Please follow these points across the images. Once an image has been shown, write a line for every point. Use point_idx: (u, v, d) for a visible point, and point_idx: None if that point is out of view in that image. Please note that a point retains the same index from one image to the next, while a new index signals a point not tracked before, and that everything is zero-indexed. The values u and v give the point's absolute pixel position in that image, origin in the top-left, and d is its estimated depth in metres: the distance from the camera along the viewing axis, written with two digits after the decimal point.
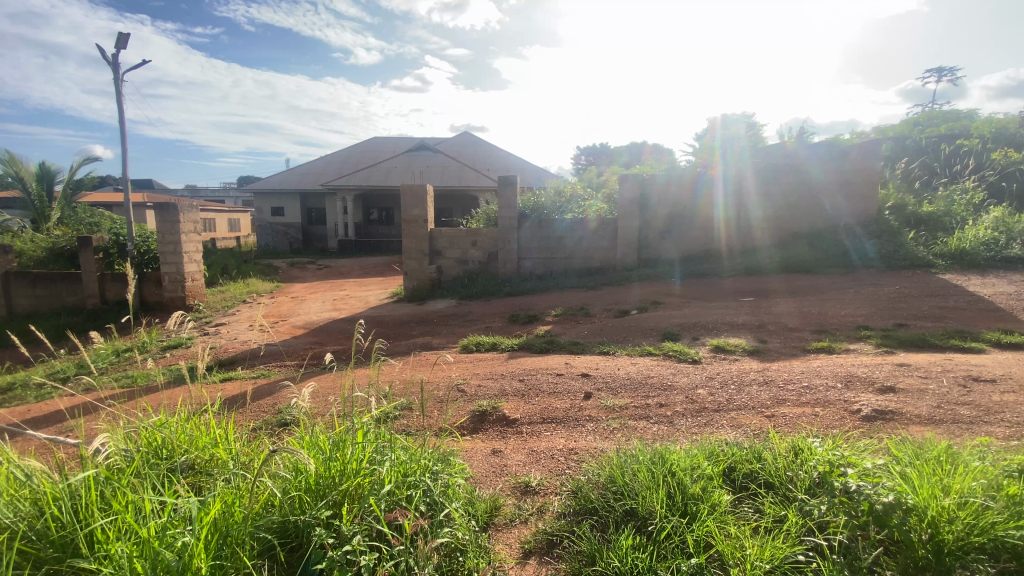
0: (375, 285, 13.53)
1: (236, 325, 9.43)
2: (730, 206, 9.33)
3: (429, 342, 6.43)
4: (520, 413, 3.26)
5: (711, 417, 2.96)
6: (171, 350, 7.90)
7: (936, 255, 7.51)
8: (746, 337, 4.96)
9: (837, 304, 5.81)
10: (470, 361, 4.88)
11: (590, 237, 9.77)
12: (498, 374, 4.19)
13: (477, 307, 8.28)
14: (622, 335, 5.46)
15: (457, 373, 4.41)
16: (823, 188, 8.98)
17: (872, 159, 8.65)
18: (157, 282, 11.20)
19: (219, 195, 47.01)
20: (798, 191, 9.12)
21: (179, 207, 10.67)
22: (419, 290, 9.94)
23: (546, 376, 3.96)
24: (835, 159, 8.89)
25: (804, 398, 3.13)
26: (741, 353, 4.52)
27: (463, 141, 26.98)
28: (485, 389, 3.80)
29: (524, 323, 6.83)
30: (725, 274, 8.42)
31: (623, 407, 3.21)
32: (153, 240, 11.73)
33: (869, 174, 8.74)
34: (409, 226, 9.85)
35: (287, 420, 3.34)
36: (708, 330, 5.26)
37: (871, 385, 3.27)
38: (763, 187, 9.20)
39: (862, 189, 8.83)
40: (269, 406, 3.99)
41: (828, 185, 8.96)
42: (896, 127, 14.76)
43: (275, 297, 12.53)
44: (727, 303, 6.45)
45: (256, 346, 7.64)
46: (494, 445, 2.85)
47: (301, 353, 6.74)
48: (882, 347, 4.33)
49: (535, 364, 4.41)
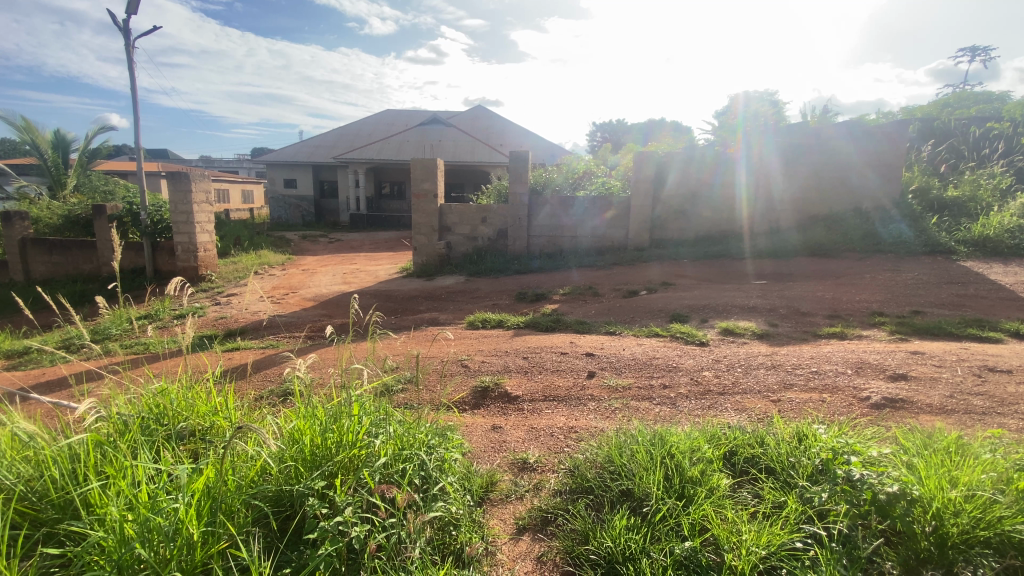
0: (385, 259, 13.60)
1: (247, 295, 9.59)
2: (749, 187, 9.11)
3: (435, 317, 6.47)
4: (522, 390, 3.26)
5: (716, 399, 2.92)
6: (184, 318, 8.15)
7: (958, 242, 7.26)
8: (757, 320, 4.89)
9: (852, 289, 5.67)
10: (474, 337, 4.88)
11: (602, 215, 9.61)
12: (503, 351, 4.17)
13: (485, 284, 8.25)
14: (630, 315, 5.42)
15: (461, 348, 4.41)
16: (849, 170, 8.69)
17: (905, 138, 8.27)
18: (171, 252, 11.40)
19: (232, 165, 47.12)
20: (821, 172, 8.83)
21: (191, 176, 10.74)
22: (429, 265, 9.94)
23: (549, 354, 3.95)
24: (863, 139, 8.53)
25: (812, 383, 3.07)
26: (749, 337, 4.46)
27: (476, 115, 26.57)
28: (487, 365, 3.82)
29: (532, 301, 6.80)
30: (739, 256, 8.27)
31: (627, 387, 3.18)
32: (165, 209, 11.71)
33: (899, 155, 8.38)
34: (419, 201, 9.81)
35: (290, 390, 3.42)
36: (718, 312, 5.18)
37: (883, 372, 3.20)
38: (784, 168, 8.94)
39: (891, 171, 8.48)
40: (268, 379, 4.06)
41: (854, 166, 8.66)
42: (922, 108, 14.26)
43: (285, 269, 12.64)
44: (739, 285, 6.35)
45: (265, 317, 7.77)
46: (495, 421, 2.84)
47: (309, 325, 6.83)
48: (896, 334, 4.23)
49: (540, 342, 4.38)
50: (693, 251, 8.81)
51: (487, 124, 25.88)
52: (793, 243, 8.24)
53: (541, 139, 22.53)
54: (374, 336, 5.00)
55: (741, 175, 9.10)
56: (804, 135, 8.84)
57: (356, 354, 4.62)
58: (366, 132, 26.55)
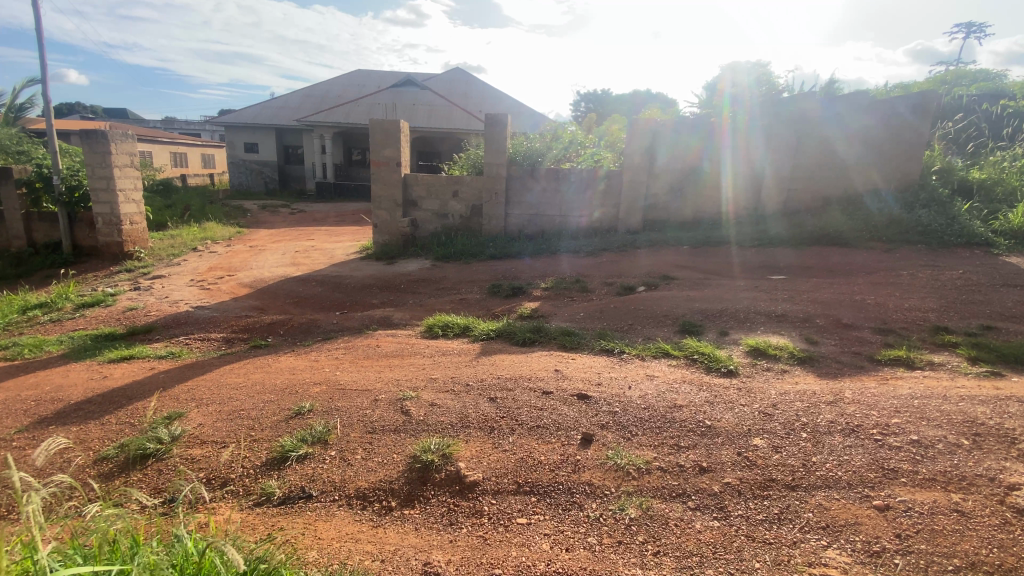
0: (346, 236, 12.19)
1: (176, 280, 8.21)
2: (744, 167, 8.06)
3: (387, 316, 5.28)
4: (482, 470, 2.12)
5: (788, 507, 1.84)
6: (88, 309, 6.79)
7: (996, 233, 6.32)
8: (791, 334, 3.84)
9: (894, 291, 4.66)
10: (429, 354, 3.72)
11: (590, 193, 8.44)
12: (463, 385, 3.01)
13: (454, 272, 7.01)
14: (627, 322, 4.31)
15: (408, 377, 3.25)
16: (860, 145, 7.56)
17: (921, 108, 7.20)
18: (91, 225, 9.83)
19: (195, 127, 44.16)
20: (828, 147, 7.66)
21: (109, 136, 9.11)
22: (390, 245, 8.67)
23: (525, 393, 2.79)
24: (872, 110, 7.43)
25: (924, 470, 2.02)
26: (787, 362, 3.42)
27: (453, 77, 24.65)
28: (438, 413, 2.65)
29: (506, 296, 5.64)
30: (746, 242, 7.21)
31: (646, 470, 2.06)
32: (83, 173, 10.03)
33: (913, 128, 7.28)
34: (378, 170, 8.49)
35: (165, 460, 2.58)
36: (740, 321, 4.11)
37: (1014, 446, 2.17)
38: (784, 143, 7.83)
39: (907, 146, 7.36)
40: (119, 435, 2.95)
41: (865, 140, 7.53)
42: (926, 84, 13.35)
43: (230, 246, 11.15)
44: (755, 282, 5.29)
45: (186, 308, 6.43)
46: (431, 553, 1.73)
47: (232, 323, 5.56)
48: (980, 365, 3.24)
49: (516, 367, 3.23)
50: (686, 236, 7.74)
51: (466, 88, 24.05)
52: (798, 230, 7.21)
53: (522, 107, 20.92)
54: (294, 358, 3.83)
55: (735, 154, 8.08)
56: (803, 105, 7.72)
57: (253, 384, 3.44)
58: (334, 93, 24.46)
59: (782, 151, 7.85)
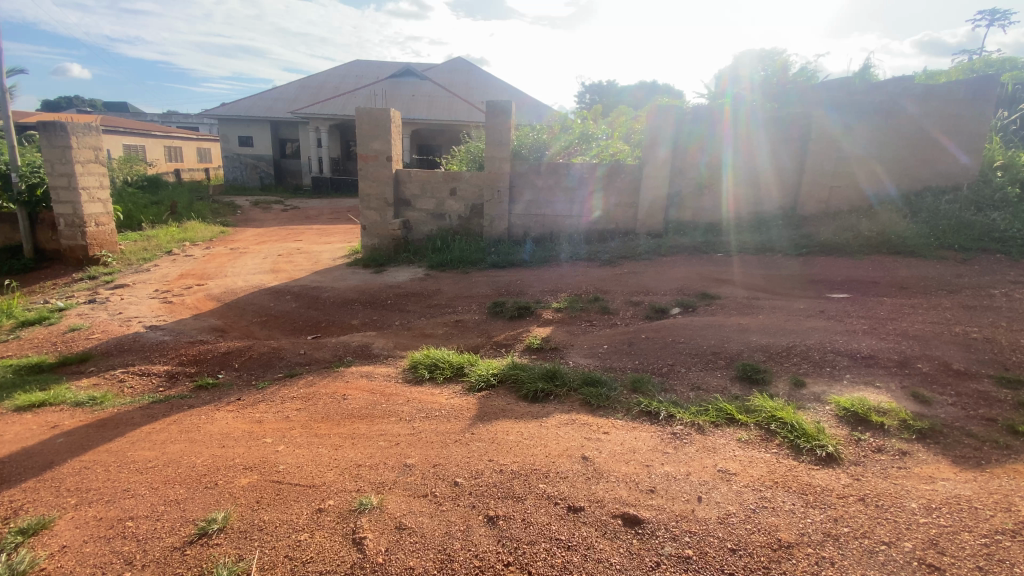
0: (338, 237, 11.24)
1: (139, 290, 7.29)
2: (762, 162, 7.14)
3: (367, 345, 4.33)
4: None
5: None
6: (29, 328, 5.87)
7: None
8: (890, 389, 2.86)
9: (1001, 321, 3.67)
10: (409, 417, 2.78)
11: (603, 193, 7.45)
12: (448, 484, 2.06)
13: (449, 284, 6.06)
14: (666, 363, 3.36)
15: (372, 462, 2.31)
16: (883, 137, 6.62)
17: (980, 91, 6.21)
18: (54, 226, 8.91)
19: (192, 121, 43.24)
20: (857, 139, 6.71)
21: (68, 128, 8.16)
22: (380, 249, 7.72)
23: (541, 511, 1.84)
24: (894, 96, 6.51)
25: None
26: (901, 437, 2.45)
27: (453, 68, 23.52)
28: (406, 552, 1.71)
29: (511, 319, 4.68)
30: (789, 249, 6.20)
31: None
32: (45, 170, 9.08)
33: (954, 118, 6.36)
34: (367, 166, 7.53)
35: None
36: (816, 366, 3.14)
37: None
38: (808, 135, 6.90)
39: (947, 138, 6.42)
40: None
41: (900, 132, 6.56)
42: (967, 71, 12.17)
43: (210, 249, 10.20)
44: (816, 304, 4.30)
45: (138, 327, 5.51)
46: None
47: (182, 350, 4.63)
48: None
49: (527, 450, 2.28)
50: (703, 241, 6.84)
51: (467, 78, 22.93)
52: (826, 235, 6.30)
53: (525, 98, 19.78)
54: (233, 424, 2.88)
55: (752, 148, 7.18)
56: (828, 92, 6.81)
57: (168, 463, 2.50)
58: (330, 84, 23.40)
59: (810, 144, 6.90)
